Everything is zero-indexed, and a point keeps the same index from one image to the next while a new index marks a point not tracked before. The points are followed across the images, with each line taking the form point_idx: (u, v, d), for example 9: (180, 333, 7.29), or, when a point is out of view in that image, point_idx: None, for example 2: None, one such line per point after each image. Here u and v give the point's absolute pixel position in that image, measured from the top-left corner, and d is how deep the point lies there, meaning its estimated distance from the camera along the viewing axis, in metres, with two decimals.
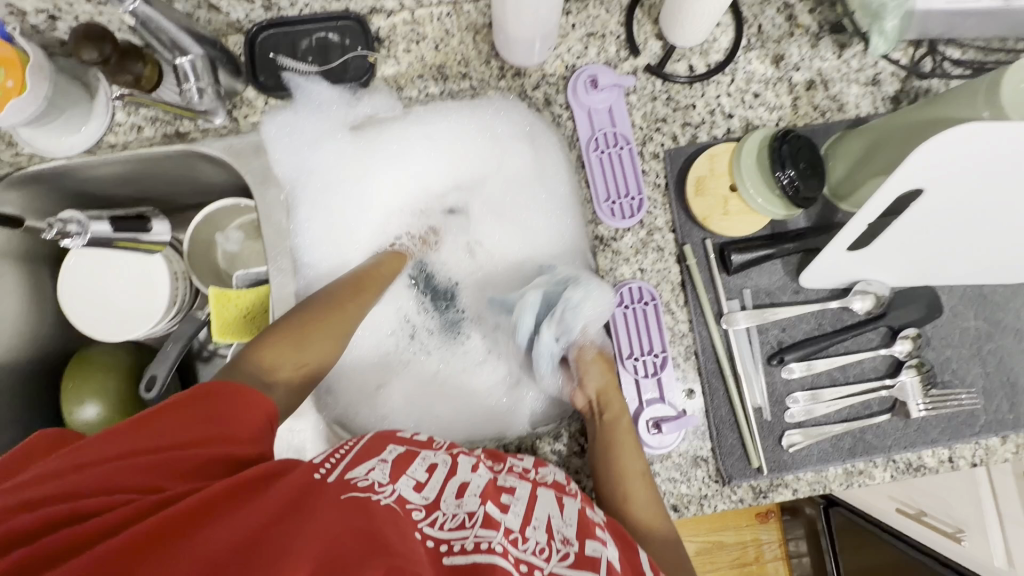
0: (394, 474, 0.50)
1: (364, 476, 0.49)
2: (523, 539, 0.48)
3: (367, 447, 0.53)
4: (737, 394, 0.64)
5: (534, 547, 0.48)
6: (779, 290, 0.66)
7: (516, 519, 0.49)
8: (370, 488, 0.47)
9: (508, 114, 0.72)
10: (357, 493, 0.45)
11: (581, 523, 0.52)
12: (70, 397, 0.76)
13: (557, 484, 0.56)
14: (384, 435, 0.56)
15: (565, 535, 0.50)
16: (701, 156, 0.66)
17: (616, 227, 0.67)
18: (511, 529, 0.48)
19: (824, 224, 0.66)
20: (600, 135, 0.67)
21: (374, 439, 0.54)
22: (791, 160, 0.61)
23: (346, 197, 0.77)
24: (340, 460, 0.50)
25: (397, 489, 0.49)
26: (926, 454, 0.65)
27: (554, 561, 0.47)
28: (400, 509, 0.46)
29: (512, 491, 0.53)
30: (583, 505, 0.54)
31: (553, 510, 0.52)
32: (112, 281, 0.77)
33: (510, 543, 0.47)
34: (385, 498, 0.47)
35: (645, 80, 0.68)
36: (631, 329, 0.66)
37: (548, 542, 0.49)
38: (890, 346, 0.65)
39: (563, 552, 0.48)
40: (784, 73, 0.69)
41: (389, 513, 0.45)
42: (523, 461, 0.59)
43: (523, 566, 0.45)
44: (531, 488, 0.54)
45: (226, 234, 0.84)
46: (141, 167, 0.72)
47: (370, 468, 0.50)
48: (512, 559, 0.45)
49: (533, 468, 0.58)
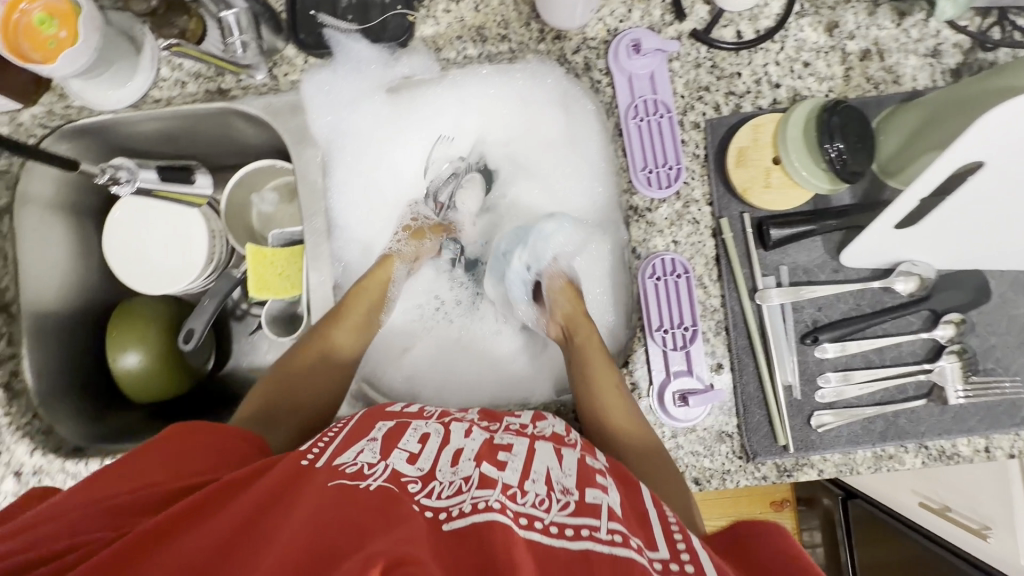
0: (385, 450, 0.50)
1: (353, 459, 0.49)
2: (522, 493, 0.45)
3: (355, 430, 0.54)
4: (767, 371, 0.63)
5: (533, 500, 0.45)
6: (817, 268, 0.64)
7: (513, 476, 0.47)
8: (358, 473, 0.47)
9: (545, 80, 0.72)
10: (344, 480, 0.45)
11: (582, 473, 0.49)
12: (113, 345, 0.79)
13: (556, 438, 0.55)
14: (374, 414, 0.57)
15: (565, 485, 0.47)
16: (744, 126, 0.64)
17: (651, 197, 0.65)
18: (509, 484, 0.46)
19: (869, 202, 0.64)
20: (640, 102, 0.66)
21: (365, 418, 0.56)
22: (840, 132, 0.59)
23: (379, 160, 0.78)
24: (327, 444, 0.51)
25: (390, 465, 0.48)
26: (961, 443, 0.63)
27: (555, 511, 0.44)
28: (393, 486, 0.45)
29: (508, 448, 0.52)
30: (583, 455, 0.52)
31: (552, 463, 0.50)
32: (153, 236, 0.80)
33: (508, 498, 0.44)
34: (376, 479, 0.46)
35: (689, 47, 0.66)
36: (662, 301, 0.64)
37: (548, 493, 0.46)
38: (931, 331, 0.63)
39: (564, 502, 0.45)
40: (837, 41, 0.66)
41: (377, 493, 0.44)
42: (520, 420, 0.59)
43: (523, 519, 0.42)
44: (529, 445, 0.53)
45: (262, 195, 0.87)
46: (184, 125, 0.74)
47: (360, 451, 0.50)
48: (510, 513, 0.42)
49: (530, 424, 0.58)
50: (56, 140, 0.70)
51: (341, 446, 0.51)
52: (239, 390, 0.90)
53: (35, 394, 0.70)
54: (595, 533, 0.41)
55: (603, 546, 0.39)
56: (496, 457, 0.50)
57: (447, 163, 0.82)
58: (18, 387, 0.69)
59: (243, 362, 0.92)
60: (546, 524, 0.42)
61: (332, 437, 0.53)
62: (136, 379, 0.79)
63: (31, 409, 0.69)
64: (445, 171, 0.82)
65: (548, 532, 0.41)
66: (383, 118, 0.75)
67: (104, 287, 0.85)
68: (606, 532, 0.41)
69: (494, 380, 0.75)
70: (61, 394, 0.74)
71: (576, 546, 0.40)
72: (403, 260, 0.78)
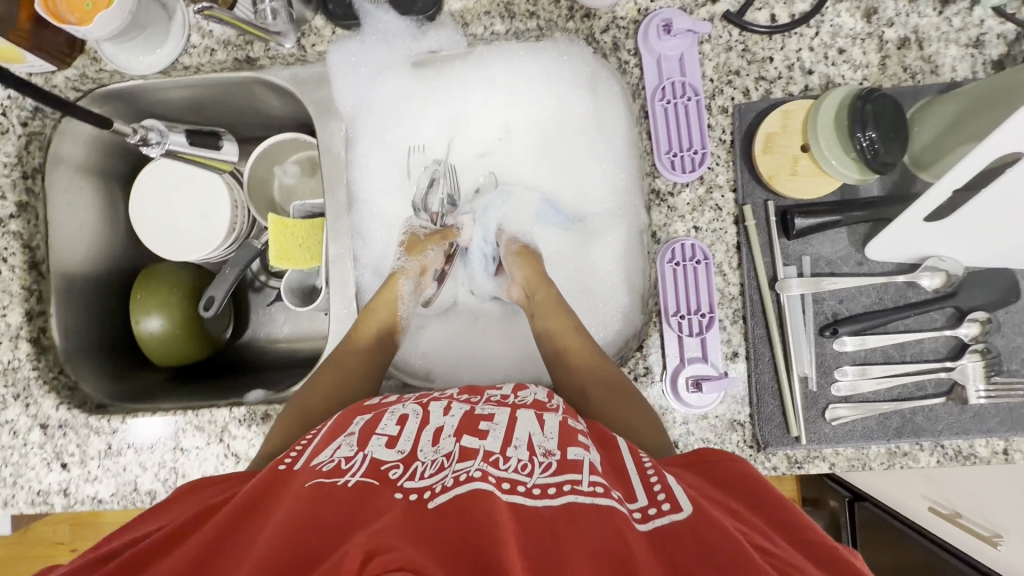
0: (363, 442, 0.50)
1: (330, 457, 0.49)
2: (504, 459, 0.47)
3: (333, 429, 0.54)
4: (783, 362, 0.62)
5: (516, 465, 0.46)
6: (841, 260, 0.63)
7: (495, 443, 0.48)
8: (336, 470, 0.46)
9: (572, 59, 0.71)
10: (321, 479, 0.45)
11: (564, 434, 0.51)
12: (137, 309, 0.81)
13: (539, 403, 0.56)
14: (354, 410, 0.57)
15: (547, 447, 0.49)
16: (773, 112, 0.63)
17: (674, 181, 0.65)
18: (491, 451, 0.47)
19: (898, 194, 0.62)
20: (668, 84, 0.64)
21: (340, 418, 0.55)
22: (873, 121, 0.57)
23: (402, 135, 0.79)
24: (305, 446, 0.52)
25: (369, 454, 0.49)
26: (979, 443, 0.62)
27: (538, 474, 0.45)
28: (373, 478, 0.45)
29: (491, 417, 0.53)
30: (565, 417, 0.54)
31: (534, 428, 0.51)
32: (177, 202, 0.81)
33: (491, 466, 0.45)
34: (355, 474, 0.46)
35: (721, 29, 0.65)
36: (679, 287, 0.64)
37: (530, 457, 0.47)
38: (955, 328, 0.62)
39: (546, 464, 0.47)
40: (875, 28, 0.64)
41: (355, 490, 0.44)
42: (502, 390, 0.60)
43: (506, 484, 0.44)
44: (510, 413, 0.54)
45: (284, 167, 0.88)
46: (213, 92, 0.76)
47: (337, 447, 0.50)
48: (493, 479, 0.44)
49: (512, 394, 0.59)
50: (89, 103, 0.73)
51: (319, 446, 0.51)
52: (255, 360, 0.92)
53: (61, 351, 0.72)
54: (577, 487, 0.44)
55: (585, 497, 0.42)
56: (477, 428, 0.51)
57: (424, 169, 0.78)
58: (46, 343, 0.71)
59: (260, 332, 0.93)
60: (530, 486, 0.44)
61: (311, 441, 0.53)
62: (158, 342, 0.81)
63: (58, 365, 0.71)
64: (423, 180, 0.77)
65: (532, 494, 0.43)
66: (408, 95, 0.76)
67: (128, 252, 0.87)
68: (587, 484, 0.44)
69: (506, 360, 0.76)
70: (86, 352, 0.76)
71: (559, 501, 0.43)
72: (410, 275, 0.75)
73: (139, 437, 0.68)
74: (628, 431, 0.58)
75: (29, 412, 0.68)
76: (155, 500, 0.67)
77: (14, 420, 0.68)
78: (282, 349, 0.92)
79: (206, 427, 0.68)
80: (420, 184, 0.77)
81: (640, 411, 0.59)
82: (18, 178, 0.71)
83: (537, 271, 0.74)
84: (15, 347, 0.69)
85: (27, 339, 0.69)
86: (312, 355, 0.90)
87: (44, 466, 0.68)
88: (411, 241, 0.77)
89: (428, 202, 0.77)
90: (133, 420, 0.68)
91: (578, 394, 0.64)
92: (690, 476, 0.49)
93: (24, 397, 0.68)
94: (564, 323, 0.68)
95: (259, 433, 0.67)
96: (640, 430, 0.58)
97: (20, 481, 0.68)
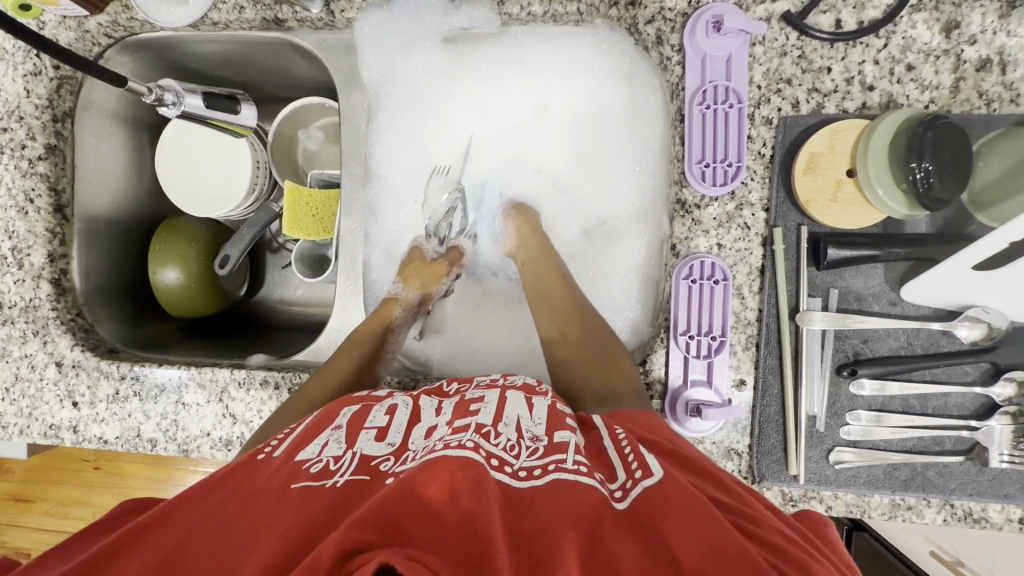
0: (351, 438, 0.47)
1: (318, 456, 0.46)
2: (495, 433, 0.45)
3: (316, 422, 0.50)
4: (793, 397, 0.59)
5: (505, 443, 0.44)
6: (872, 297, 0.59)
7: (486, 418, 0.47)
8: (324, 471, 0.44)
9: (610, 46, 0.67)
10: (308, 480, 0.43)
11: (552, 418, 0.48)
12: (155, 260, 0.82)
13: (527, 387, 0.54)
14: (339, 402, 0.53)
15: (534, 433, 0.46)
16: (822, 129, 0.58)
17: (703, 193, 0.61)
18: (482, 425, 0.45)
19: (949, 234, 0.57)
20: (709, 88, 0.60)
21: (325, 410, 0.51)
22: (931, 151, 0.52)
23: (424, 111, 0.78)
24: (286, 435, 0.49)
25: (358, 450, 0.46)
26: (993, 508, 0.58)
27: (523, 458, 0.43)
28: (364, 475, 0.43)
29: (481, 398, 0.51)
30: (554, 401, 0.52)
31: (523, 411, 0.49)
32: (199, 157, 0.81)
33: (482, 439, 0.43)
34: (343, 474, 0.43)
35: (778, 31, 0.59)
36: (693, 305, 0.61)
37: (518, 439, 0.45)
38: (987, 386, 0.57)
39: (534, 448, 0.44)
40: (954, 45, 0.57)
41: (345, 490, 0.41)
42: (491, 377, 0.58)
43: (494, 461, 0.42)
44: (500, 393, 0.52)
45: (309, 132, 0.87)
46: (238, 48, 0.75)
47: (324, 443, 0.47)
48: (483, 453, 0.41)
49: (501, 377, 0.57)
50: (119, 51, 0.73)
51: (303, 436, 0.49)
52: (266, 319, 0.93)
53: (80, 293, 0.74)
54: (560, 464, 0.42)
55: (568, 474, 0.41)
56: (467, 409, 0.49)
57: (446, 194, 0.80)
58: (67, 285, 0.73)
59: (272, 292, 0.94)
60: (516, 468, 0.42)
61: (292, 432, 0.50)
62: (174, 295, 0.82)
63: (76, 307, 0.74)
64: (442, 206, 0.81)
65: (517, 476, 0.41)
66: (438, 72, 0.75)
67: (151, 201, 0.88)
68: (572, 463, 0.42)
69: (508, 353, 0.75)
70: (103, 295, 0.78)
71: (543, 481, 0.40)
72: (407, 305, 0.74)
73: (146, 386, 0.70)
74: (608, 390, 0.58)
75: (46, 349, 0.71)
76: (156, 448, 0.70)
77: (32, 355, 0.71)
78: (291, 312, 0.93)
79: (208, 385, 0.69)
80: (436, 211, 0.80)
81: (624, 373, 0.59)
82: (49, 121, 0.72)
83: (544, 248, 0.73)
84: (37, 286, 0.71)
85: (48, 280, 0.71)
86: (320, 323, 0.91)
87: (57, 402, 0.71)
88: (412, 260, 0.77)
89: (440, 229, 0.80)
90: (141, 370, 0.70)
91: (568, 365, 0.64)
92: (644, 426, 0.49)
93: (42, 335, 0.71)
94: (567, 317, 0.66)
95: (256, 398, 0.68)
96: (620, 391, 0.57)
97: (35, 413, 0.71)
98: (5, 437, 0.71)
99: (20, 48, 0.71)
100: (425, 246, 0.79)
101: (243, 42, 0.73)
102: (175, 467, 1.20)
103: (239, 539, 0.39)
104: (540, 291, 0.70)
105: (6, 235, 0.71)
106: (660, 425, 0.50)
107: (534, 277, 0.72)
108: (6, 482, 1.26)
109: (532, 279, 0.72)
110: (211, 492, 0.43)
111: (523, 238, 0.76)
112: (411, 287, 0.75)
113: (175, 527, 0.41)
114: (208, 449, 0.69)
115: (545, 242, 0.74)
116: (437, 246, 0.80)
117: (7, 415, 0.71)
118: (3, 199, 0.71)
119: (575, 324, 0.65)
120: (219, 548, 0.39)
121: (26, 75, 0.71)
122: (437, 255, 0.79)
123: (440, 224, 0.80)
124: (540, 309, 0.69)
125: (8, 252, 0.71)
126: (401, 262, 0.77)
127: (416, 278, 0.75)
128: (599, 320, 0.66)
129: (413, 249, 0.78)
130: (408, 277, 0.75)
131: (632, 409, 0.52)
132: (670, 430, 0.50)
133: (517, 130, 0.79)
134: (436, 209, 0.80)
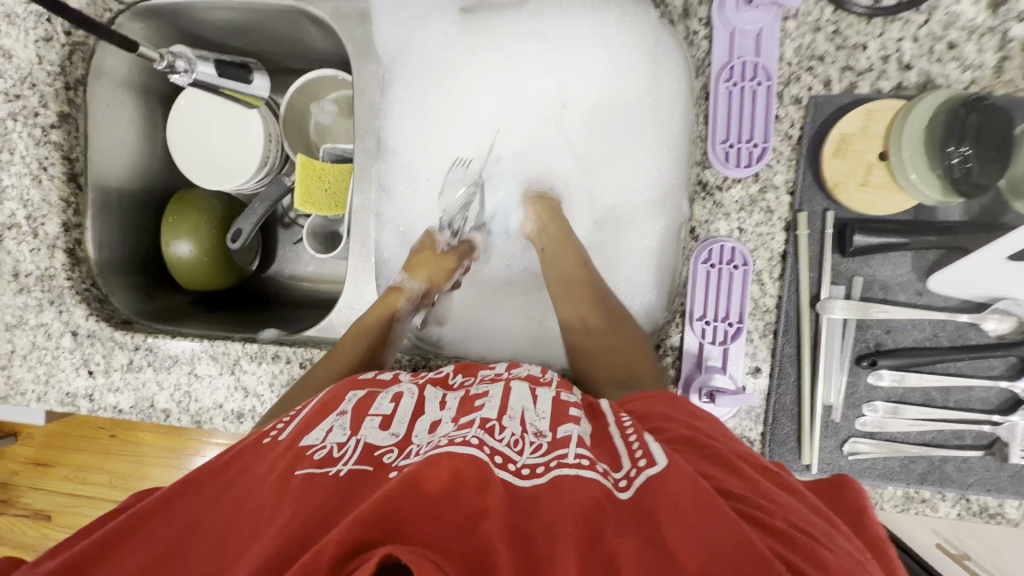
0: (355, 424, 0.47)
1: (321, 442, 0.45)
2: (499, 429, 0.44)
3: (324, 403, 0.50)
4: (809, 385, 0.58)
5: (509, 438, 0.43)
6: (898, 287, 0.57)
7: (490, 412, 0.46)
8: (327, 458, 0.43)
9: (634, 18, 0.65)
10: (311, 467, 0.42)
11: (556, 411, 0.47)
12: (168, 232, 0.82)
13: (532, 378, 0.53)
14: (348, 383, 0.53)
15: (538, 428, 0.45)
16: (855, 109, 0.55)
17: (725, 175, 0.58)
18: (487, 420, 0.45)
19: (982, 222, 0.55)
20: (737, 64, 0.57)
21: (332, 392, 0.52)
22: (971, 136, 0.51)
23: (442, 86, 0.76)
24: (293, 418, 0.49)
25: (362, 438, 0.46)
26: (1010, 504, 0.57)
27: (528, 454, 0.42)
28: (367, 466, 0.43)
29: (485, 394, 0.50)
30: (559, 392, 0.51)
31: (527, 404, 0.48)
32: (211, 129, 0.80)
33: (486, 435, 0.42)
34: (347, 462, 0.43)
35: (813, 4, 0.56)
36: (710, 289, 0.59)
37: (522, 434, 0.44)
38: (1013, 381, 0.56)
39: (537, 443, 0.43)
40: (1001, 22, 0.54)
41: (348, 481, 0.41)
42: (495, 368, 0.57)
43: (498, 458, 0.41)
44: (504, 387, 0.51)
45: (322, 106, 0.85)
46: (252, 17, 0.74)
47: (329, 428, 0.47)
48: (488, 450, 0.41)
49: (506, 369, 0.56)
50: (131, 18, 0.72)
51: (310, 418, 0.49)
52: (277, 294, 0.93)
53: (94, 264, 0.75)
54: (563, 460, 0.41)
55: (570, 470, 0.40)
56: (471, 406, 0.48)
57: (462, 187, 0.79)
58: (81, 255, 0.73)
59: (285, 268, 0.94)
60: (519, 466, 0.41)
61: (299, 412, 0.50)
62: (188, 268, 0.82)
63: (90, 277, 0.74)
64: (458, 200, 0.79)
65: (520, 475, 0.40)
66: (456, 44, 0.74)
67: (163, 174, 0.87)
68: (573, 457, 0.41)
69: (519, 335, 0.74)
70: (116, 267, 0.78)
71: (546, 479, 0.40)
72: (412, 296, 0.71)
73: (159, 356, 0.71)
74: (627, 375, 0.58)
75: (62, 318, 0.71)
76: (169, 418, 0.71)
77: (49, 324, 0.71)
78: (302, 288, 0.93)
79: (220, 358, 0.69)
80: (453, 204, 0.79)
81: (647, 363, 0.59)
82: (61, 89, 0.71)
83: (565, 233, 0.72)
84: (52, 256, 0.71)
85: (63, 249, 0.71)
86: (331, 299, 0.91)
87: (73, 370, 0.71)
88: (422, 249, 0.75)
89: (454, 220, 0.79)
90: (155, 342, 0.70)
91: (590, 354, 0.63)
92: (658, 413, 0.48)
93: (58, 304, 0.71)
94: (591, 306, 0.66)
95: (268, 371, 0.68)
96: (640, 375, 0.57)
97: (51, 381, 0.72)
98: (22, 403, 0.72)
99: (31, 12, 0.70)
100: (437, 237, 0.78)
101: (256, 10, 0.72)
102: (188, 437, 1.22)
103: (239, 534, 0.39)
104: (566, 288, 0.68)
105: (21, 204, 0.71)
106: (689, 408, 0.49)
107: (559, 263, 0.70)
108: (26, 446, 1.29)
109: (553, 269, 0.71)
110: (215, 482, 0.44)
111: (539, 225, 0.74)
112: (418, 278, 0.72)
113: (175, 520, 0.41)
114: (220, 421, 0.70)
115: (564, 228, 0.73)
116: (449, 238, 0.78)
117: (24, 382, 0.72)
118: (17, 167, 0.71)
119: (593, 307, 0.66)
120: (219, 543, 0.39)
121: (38, 41, 0.71)
122: (448, 247, 0.77)
123: (456, 215, 0.79)
124: (562, 301, 0.68)
125: (23, 221, 0.71)
126: (413, 250, 0.75)
127: (424, 269, 0.73)
128: (621, 308, 0.66)
129: (427, 233, 0.77)
130: (416, 265, 0.73)
131: (664, 396, 0.50)
132: (696, 414, 0.48)
133: (537, 106, 0.77)
134: (451, 203, 0.79)
